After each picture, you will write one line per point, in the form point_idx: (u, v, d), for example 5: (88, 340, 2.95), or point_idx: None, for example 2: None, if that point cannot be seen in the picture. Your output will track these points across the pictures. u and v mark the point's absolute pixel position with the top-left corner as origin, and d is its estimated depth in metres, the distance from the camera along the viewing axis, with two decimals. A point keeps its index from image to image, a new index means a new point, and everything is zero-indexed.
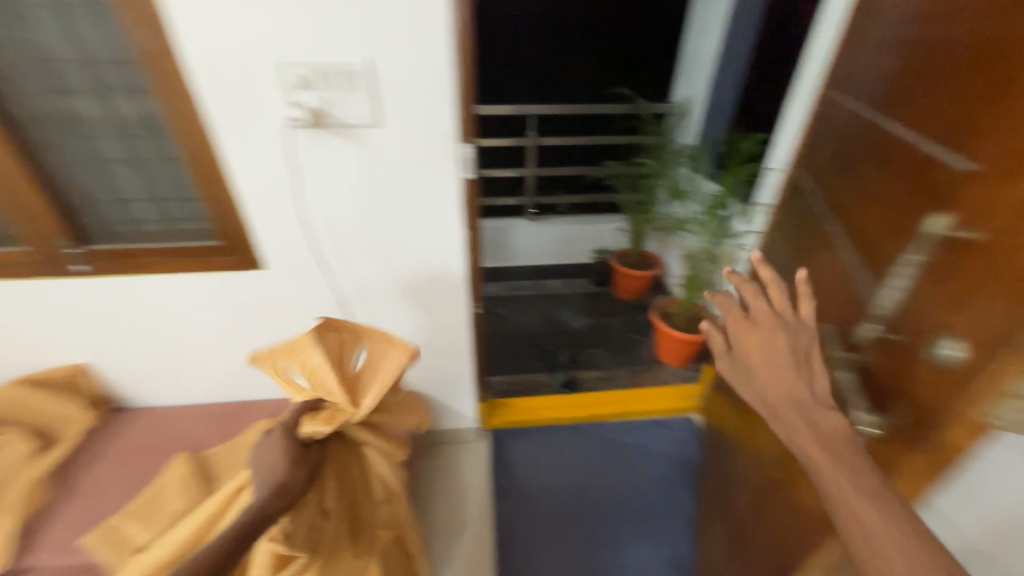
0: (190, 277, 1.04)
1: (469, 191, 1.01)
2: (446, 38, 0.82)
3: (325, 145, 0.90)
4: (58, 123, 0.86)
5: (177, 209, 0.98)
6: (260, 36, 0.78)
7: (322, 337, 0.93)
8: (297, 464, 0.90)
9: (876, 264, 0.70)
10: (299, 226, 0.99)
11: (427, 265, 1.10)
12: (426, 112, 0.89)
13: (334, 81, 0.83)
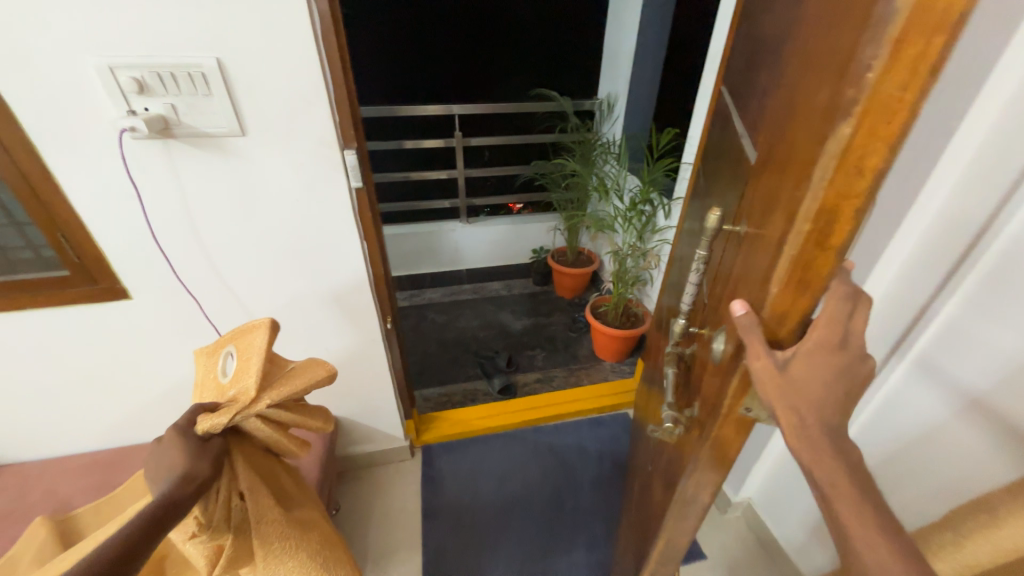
0: (39, 316, 0.90)
1: (360, 200, 0.94)
2: (308, 39, 0.74)
3: (183, 158, 0.80)
4: None
5: (10, 237, 0.84)
6: (77, 33, 0.67)
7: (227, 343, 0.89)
8: (201, 457, 0.74)
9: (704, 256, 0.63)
10: (169, 246, 0.88)
11: (323, 281, 1.02)
12: (296, 118, 0.81)
13: (180, 85, 0.73)
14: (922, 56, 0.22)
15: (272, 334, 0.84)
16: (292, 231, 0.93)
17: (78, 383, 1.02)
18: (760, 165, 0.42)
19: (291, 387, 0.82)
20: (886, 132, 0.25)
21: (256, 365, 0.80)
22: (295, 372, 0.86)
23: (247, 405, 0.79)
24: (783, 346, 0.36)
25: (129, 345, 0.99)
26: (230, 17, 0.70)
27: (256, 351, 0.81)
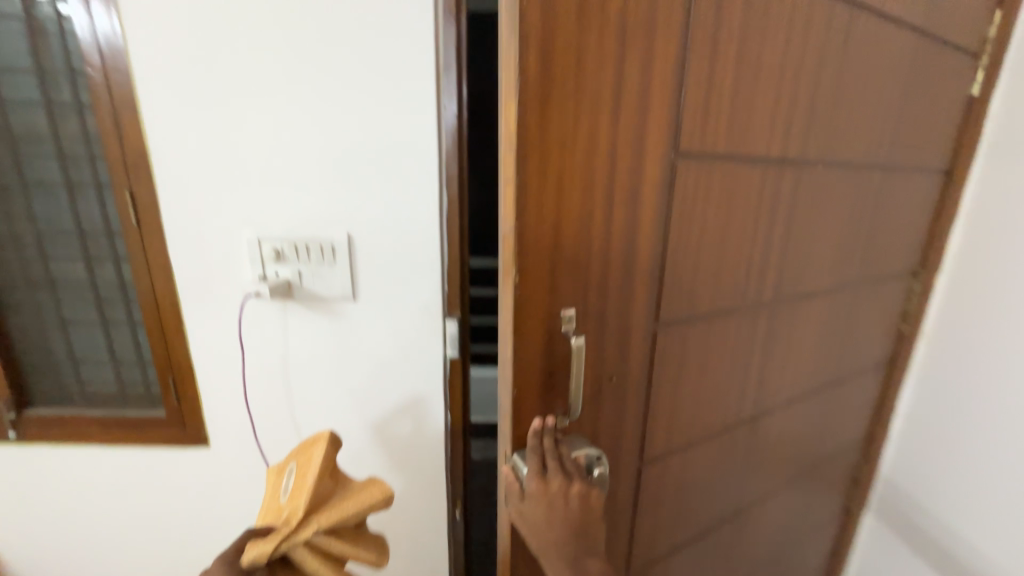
0: (125, 453, 0.90)
1: (454, 372, 0.84)
2: (432, 220, 0.76)
3: (295, 317, 0.81)
4: (33, 281, 0.84)
5: (132, 373, 0.90)
6: (242, 212, 0.75)
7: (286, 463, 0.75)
8: None
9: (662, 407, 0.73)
10: (258, 399, 0.85)
11: (398, 452, 0.90)
12: (405, 287, 0.79)
13: (309, 255, 0.77)
14: (513, 244, 0.54)
15: (333, 448, 0.70)
16: (377, 395, 0.86)
17: (132, 528, 0.95)
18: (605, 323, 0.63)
19: (344, 511, 0.65)
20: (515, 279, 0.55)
21: (310, 481, 0.66)
22: (351, 490, 0.69)
23: (295, 532, 0.62)
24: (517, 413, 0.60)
25: (191, 495, 0.93)
26: (368, 201, 0.75)
27: (313, 468, 0.67)
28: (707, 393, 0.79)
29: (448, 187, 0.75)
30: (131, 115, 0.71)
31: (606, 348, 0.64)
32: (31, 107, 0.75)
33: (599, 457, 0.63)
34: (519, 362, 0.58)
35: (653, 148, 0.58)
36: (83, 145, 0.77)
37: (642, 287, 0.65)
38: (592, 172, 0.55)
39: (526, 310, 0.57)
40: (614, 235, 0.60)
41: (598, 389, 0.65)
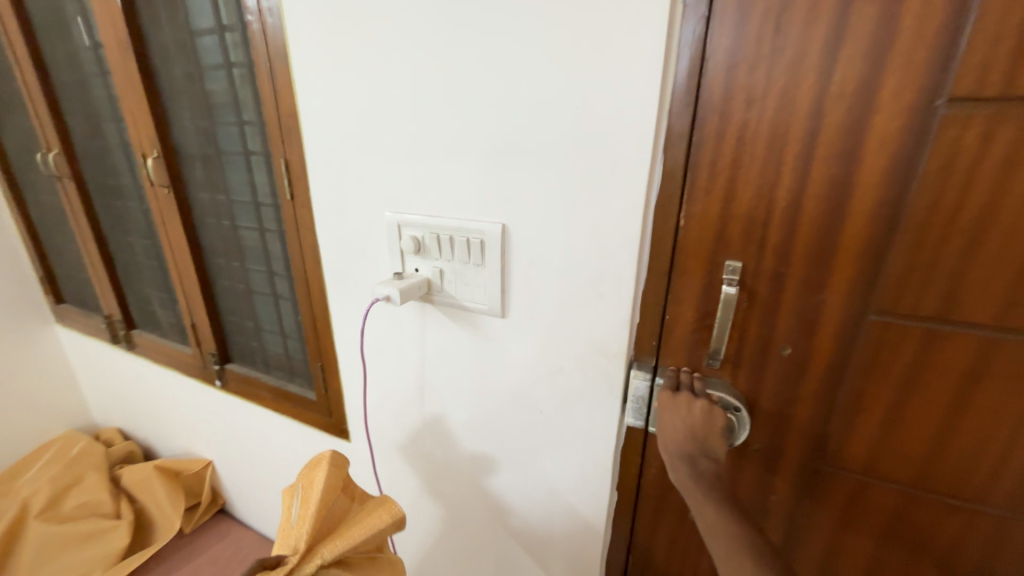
0: (288, 422, 0.91)
1: (630, 442, 0.56)
2: (633, 211, 0.45)
3: (432, 326, 0.63)
4: (228, 249, 0.87)
5: (295, 347, 0.88)
6: (382, 187, 0.59)
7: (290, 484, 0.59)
8: None
9: (879, 435, 0.45)
10: (393, 406, 0.73)
11: (541, 519, 0.67)
12: (574, 310, 0.52)
13: (453, 249, 0.56)
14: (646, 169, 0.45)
15: (337, 468, 0.56)
16: (440, 425, 0.70)
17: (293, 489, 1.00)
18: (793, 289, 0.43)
19: (350, 539, 0.50)
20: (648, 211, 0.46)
21: (313, 506, 0.52)
22: (360, 513, 0.54)
23: (298, 567, 0.48)
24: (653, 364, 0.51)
25: None
26: (533, 176, 0.49)
27: (314, 493, 0.53)
28: (962, 466, 0.43)
29: (669, 151, 0.43)
30: (281, 66, 0.60)
31: (779, 320, 0.45)
32: (217, 74, 0.73)
33: (738, 408, 0.48)
34: (665, 322, 0.49)
35: (908, 70, 0.35)
36: (253, 107, 0.71)
37: (871, 249, 0.39)
38: (788, 108, 0.38)
39: (679, 271, 0.47)
40: (824, 168, 0.39)
41: (763, 363, 0.47)
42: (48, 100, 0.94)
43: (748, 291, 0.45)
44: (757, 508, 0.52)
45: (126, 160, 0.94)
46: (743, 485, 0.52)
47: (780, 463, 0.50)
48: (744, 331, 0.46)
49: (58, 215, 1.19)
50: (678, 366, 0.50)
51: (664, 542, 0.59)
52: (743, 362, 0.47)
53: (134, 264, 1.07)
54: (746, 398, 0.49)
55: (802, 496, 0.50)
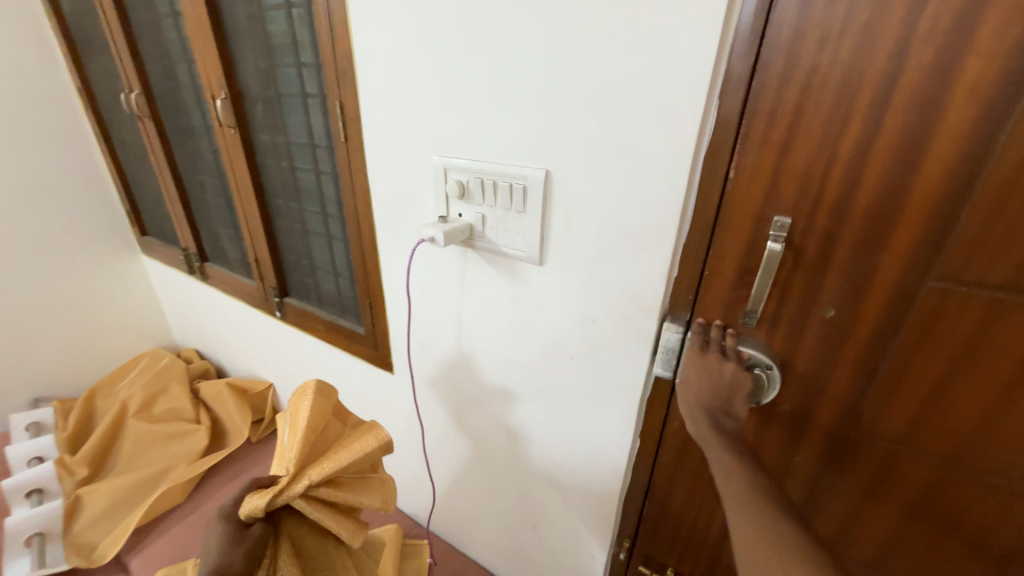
0: (338, 353, 1.00)
1: (656, 393, 0.58)
2: (681, 161, 0.44)
3: (472, 270, 0.66)
4: (287, 190, 0.93)
5: (345, 285, 0.95)
6: (430, 131, 0.60)
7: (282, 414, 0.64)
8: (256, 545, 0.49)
9: (921, 408, 0.44)
10: (433, 344, 0.78)
11: (564, 457, 0.71)
12: (612, 261, 0.53)
13: (495, 195, 0.57)
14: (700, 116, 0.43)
15: (323, 398, 0.62)
16: (476, 365, 0.74)
17: None
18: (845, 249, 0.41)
19: (339, 460, 0.55)
20: (696, 161, 0.44)
21: (302, 431, 0.57)
22: (349, 438, 0.60)
23: (289, 487, 0.52)
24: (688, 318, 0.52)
25: (378, 407, 0.98)
26: (581, 122, 0.48)
27: (302, 419, 0.58)
28: (1011, 450, 0.41)
29: (727, 96, 0.41)
30: (338, 5, 0.61)
31: (824, 282, 0.43)
32: (277, 13, 0.75)
33: (769, 366, 0.48)
34: (703, 277, 0.49)
35: (1018, 3, 0.30)
36: (310, 49, 0.73)
37: (940, 209, 0.37)
38: (867, 48, 0.35)
39: (724, 226, 0.46)
40: (899, 117, 0.36)
41: (802, 326, 0.46)
42: (128, 42, 1.01)
43: (795, 249, 0.43)
44: (779, 468, 0.53)
45: (197, 101, 1.00)
46: (767, 443, 0.53)
47: (809, 428, 0.50)
48: (785, 292, 0.45)
49: (140, 154, 1.30)
50: (713, 323, 0.50)
51: (681, 489, 0.62)
52: (782, 322, 0.47)
53: (205, 201, 1.17)
54: (779, 359, 0.48)
55: (829, 460, 0.50)
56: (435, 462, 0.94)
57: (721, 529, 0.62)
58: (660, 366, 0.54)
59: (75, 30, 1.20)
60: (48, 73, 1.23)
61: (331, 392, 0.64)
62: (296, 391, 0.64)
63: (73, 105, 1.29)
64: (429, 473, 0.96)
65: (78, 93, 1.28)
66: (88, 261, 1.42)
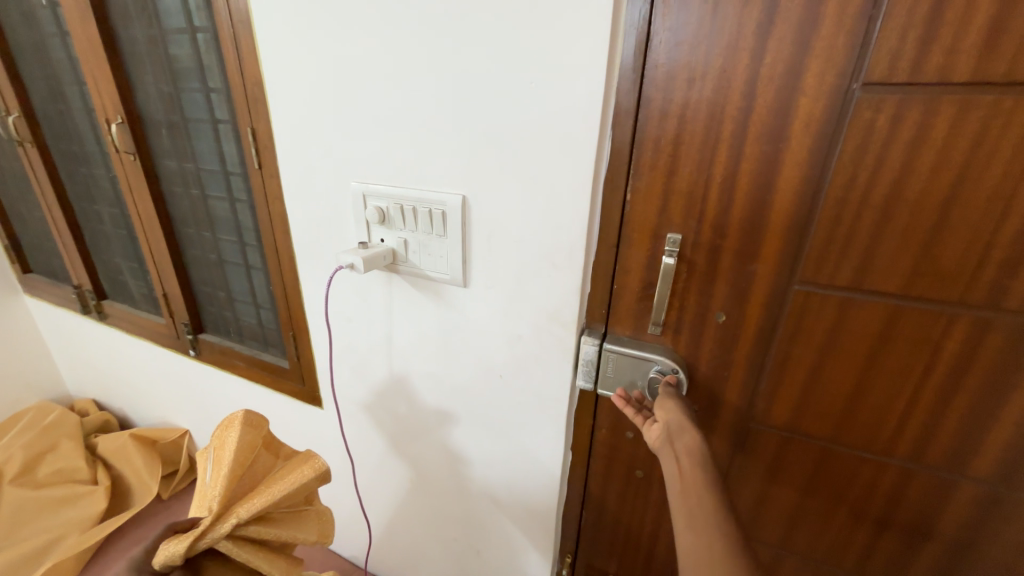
0: (262, 390, 0.93)
1: (583, 404, 0.60)
2: (584, 184, 0.48)
3: (398, 294, 0.65)
4: (198, 219, 0.87)
5: (268, 318, 0.89)
6: (347, 157, 0.60)
7: (207, 448, 0.59)
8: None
9: (802, 397, 0.49)
10: (365, 372, 0.76)
11: (502, 477, 0.71)
12: (531, 280, 0.55)
13: (415, 220, 0.58)
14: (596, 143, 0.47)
15: (252, 427, 0.58)
16: (409, 389, 0.73)
17: None
18: (727, 259, 0.46)
19: (269, 494, 0.51)
20: (597, 184, 0.48)
21: (229, 465, 0.53)
22: (283, 471, 0.56)
23: (214, 527, 0.48)
24: (604, 331, 0.55)
25: (308, 445, 0.92)
26: (493, 150, 0.50)
27: (229, 452, 0.55)
28: (874, 424, 0.47)
29: (618, 126, 0.45)
30: (245, 31, 0.60)
31: (714, 290, 0.48)
32: (181, 37, 0.71)
33: (677, 370, 0.52)
34: (613, 291, 0.53)
35: (830, 54, 0.37)
36: (219, 73, 0.70)
37: (795, 224, 0.43)
38: (723, 87, 0.41)
39: (626, 243, 0.50)
40: (754, 145, 0.42)
41: (701, 332, 0.50)
42: (4, 61, 0.91)
43: (688, 262, 0.48)
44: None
45: (91, 126, 0.92)
46: None
47: (717, 423, 0.54)
48: (683, 301, 0.50)
49: (22, 183, 1.16)
50: (626, 333, 0.54)
51: (612, 495, 0.64)
52: (683, 329, 0.51)
53: (102, 232, 1.06)
54: (686, 363, 0.52)
55: (735, 452, 0.55)
56: (373, 497, 0.90)
57: (651, 529, 0.64)
58: (583, 378, 0.57)
59: None
60: None
61: (259, 421, 0.60)
62: (224, 422, 0.60)
63: None
64: (366, 509, 0.91)
65: None
66: None
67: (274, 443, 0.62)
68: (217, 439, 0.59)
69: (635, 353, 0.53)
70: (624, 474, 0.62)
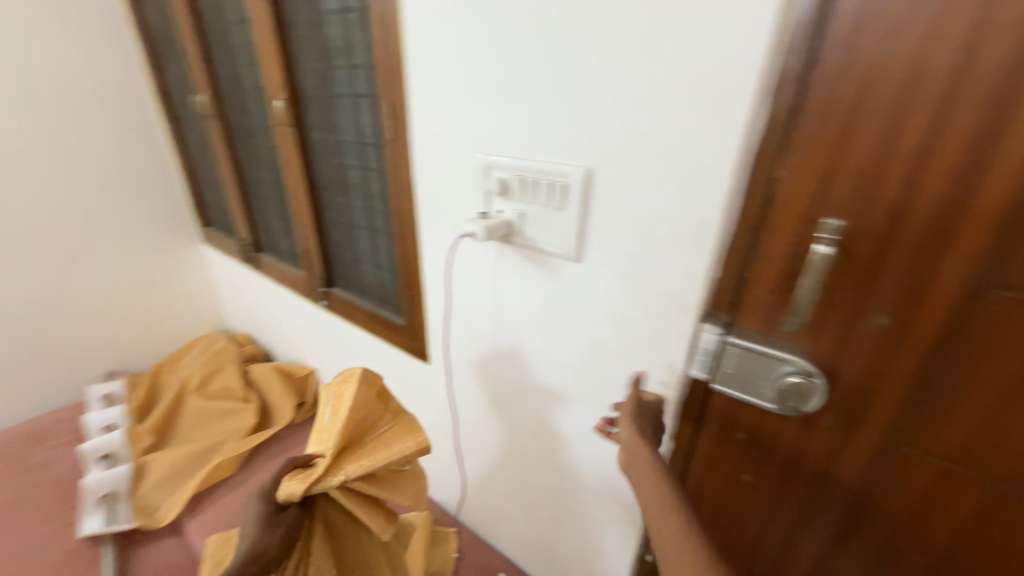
0: (378, 343, 1.04)
1: (691, 395, 0.57)
2: (727, 157, 0.44)
3: (508, 266, 0.67)
4: (336, 186, 0.98)
5: (387, 280, 0.98)
6: (475, 130, 0.62)
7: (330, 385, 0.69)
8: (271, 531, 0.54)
9: (978, 429, 0.41)
10: (470, 337, 0.81)
11: (594, 453, 0.72)
12: (650, 258, 0.53)
13: (537, 193, 0.59)
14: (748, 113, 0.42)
15: (367, 384, 0.65)
16: (510, 358, 0.76)
17: None
18: (903, 252, 0.39)
19: (375, 460, 0.58)
20: (744, 158, 0.43)
21: (343, 420, 0.60)
22: (388, 436, 0.63)
23: (326, 476, 0.56)
24: (728, 321, 0.51)
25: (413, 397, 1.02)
26: (627, 119, 0.49)
27: (345, 405, 0.62)
28: None
29: (778, 92, 0.41)
30: (392, 8, 0.64)
31: (877, 288, 0.41)
32: (334, 18, 0.79)
33: (813, 373, 0.46)
34: (746, 279, 0.48)
35: None
36: (365, 52, 0.77)
37: (1010, 212, 0.35)
38: (933, 39, 0.33)
39: (770, 226, 0.45)
40: (967, 112, 0.34)
41: (850, 333, 0.44)
42: (202, 49, 1.10)
43: (846, 252, 0.42)
44: (817, 480, 0.50)
45: (258, 102, 1.08)
46: (806, 456, 0.50)
47: (851, 443, 0.47)
48: (833, 296, 0.43)
49: (207, 152, 1.42)
50: (755, 327, 0.49)
51: (711, 496, 0.60)
52: (828, 326, 0.44)
53: (261, 195, 1.25)
54: (824, 365, 0.46)
55: (869, 480, 0.47)
56: (466, 453, 0.96)
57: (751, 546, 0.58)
58: (697, 368, 0.54)
59: (158, 39, 1.33)
60: (131, 78, 1.37)
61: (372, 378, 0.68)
62: (348, 368, 0.68)
63: (149, 106, 1.42)
64: (457, 462, 0.98)
65: (154, 94, 1.42)
66: (156, 249, 1.55)
67: (385, 396, 0.69)
68: (339, 380, 0.68)
69: (762, 349, 0.48)
70: (728, 477, 0.58)
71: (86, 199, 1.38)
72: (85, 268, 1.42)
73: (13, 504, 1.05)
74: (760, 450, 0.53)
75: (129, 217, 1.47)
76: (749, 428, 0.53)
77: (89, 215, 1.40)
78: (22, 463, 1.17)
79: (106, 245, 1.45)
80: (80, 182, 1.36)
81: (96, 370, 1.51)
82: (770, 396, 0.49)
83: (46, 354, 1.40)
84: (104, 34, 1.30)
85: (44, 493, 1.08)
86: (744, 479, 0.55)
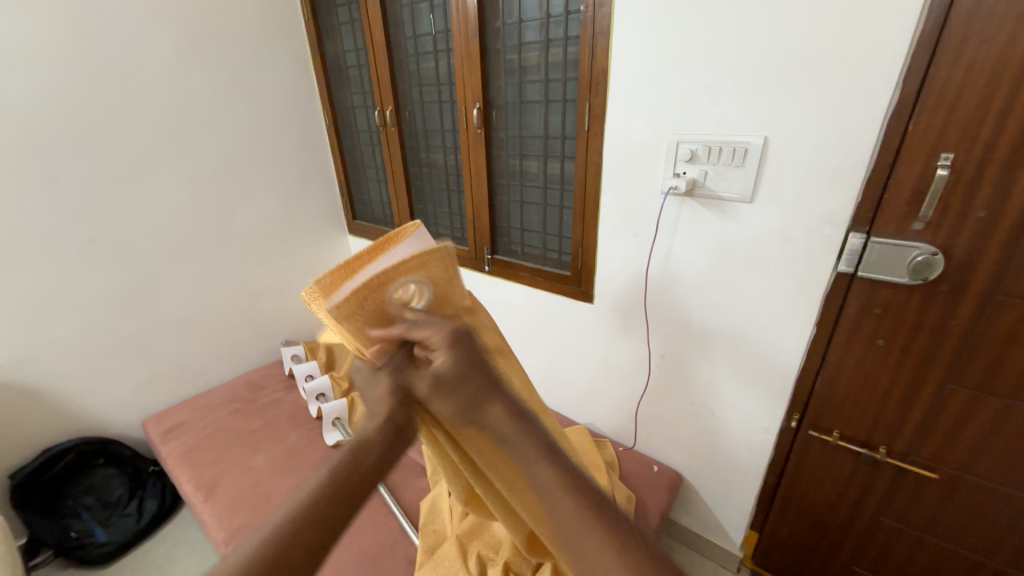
0: (538, 293, 1.34)
1: (837, 288, 0.83)
2: (875, 122, 0.71)
3: (687, 211, 0.95)
4: (511, 173, 1.29)
5: (552, 242, 1.28)
6: (667, 117, 0.91)
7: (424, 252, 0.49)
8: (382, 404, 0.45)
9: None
10: (638, 273, 1.09)
11: (747, 348, 0.98)
12: (810, 193, 0.80)
13: (720, 157, 0.86)
14: (893, 91, 0.68)
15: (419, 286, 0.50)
16: (677, 285, 1.03)
17: (531, 344, 1.45)
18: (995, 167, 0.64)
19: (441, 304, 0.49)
20: (887, 121, 0.70)
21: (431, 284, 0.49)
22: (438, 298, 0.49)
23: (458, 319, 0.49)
24: (871, 228, 0.77)
25: (570, 333, 1.31)
26: (799, 101, 0.76)
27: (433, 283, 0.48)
28: None
29: (910, 78, 0.67)
30: (603, 39, 0.94)
31: (978, 190, 0.66)
32: (534, 46, 1.10)
33: (933, 252, 0.72)
34: (883, 199, 0.74)
35: None
36: (561, 69, 1.07)
37: None
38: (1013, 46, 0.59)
39: (905, 159, 0.70)
40: None
41: (961, 222, 0.69)
42: (391, 75, 1.43)
43: (959, 172, 0.67)
44: (938, 330, 0.76)
45: (438, 113, 1.40)
46: (929, 315, 0.76)
47: (957, 302, 0.73)
48: (948, 201, 0.69)
49: (366, 157, 1.77)
50: (889, 230, 0.75)
51: (852, 359, 0.86)
52: (945, 218, 0.70)
53: (424, 186, 1.57)
54: (942, 247, 0.71)
55: (976, 322, 0.72)
56: (620, 373, 1.24)
57: (887, 386, 0.84)
58: (846, 263, 0.80)
59: (333, 70, 1.69)
60: (308, 101, 1.73)
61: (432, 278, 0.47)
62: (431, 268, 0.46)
63: (318, 122, 1.78)
64: (613, 380, 1.27)
65: (323, 112, 1.77)
66: (317, 239, 1.91)
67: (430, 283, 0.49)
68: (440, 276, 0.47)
69: (896, 244, 0.75)
70: (869, 343, 0.83)
71: (276, 200, 1.73)
72: (273, 255, 1.78)
73: (266, 428, 1.38)
74: (891, 317, 0.79)
75: (302, 213, 1.83)
76: (883, 303, 0.79)
77: (276, 213, 1.75)
78: (255, 402, 1.51)
79: (286, 237, 1.80)
80: (273, 186, 1.71)
81: (276, 339, 1.86)
82: (905, 273, 0.75)
83: (246, 325, 1.75)
84: (294, 69, 1.66)
85: (285, 420, 1.42)
86: (880, 341, 0.81)
